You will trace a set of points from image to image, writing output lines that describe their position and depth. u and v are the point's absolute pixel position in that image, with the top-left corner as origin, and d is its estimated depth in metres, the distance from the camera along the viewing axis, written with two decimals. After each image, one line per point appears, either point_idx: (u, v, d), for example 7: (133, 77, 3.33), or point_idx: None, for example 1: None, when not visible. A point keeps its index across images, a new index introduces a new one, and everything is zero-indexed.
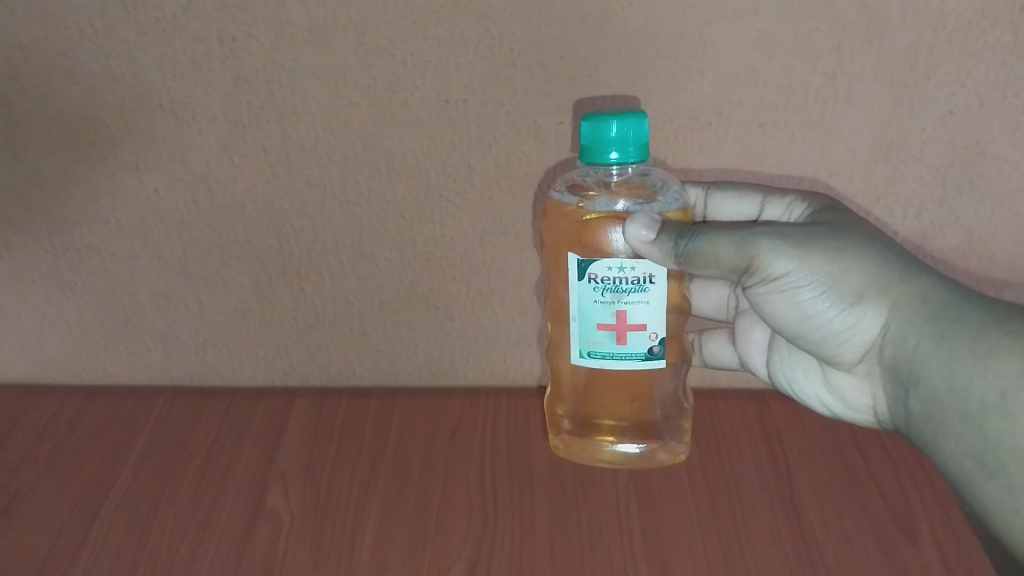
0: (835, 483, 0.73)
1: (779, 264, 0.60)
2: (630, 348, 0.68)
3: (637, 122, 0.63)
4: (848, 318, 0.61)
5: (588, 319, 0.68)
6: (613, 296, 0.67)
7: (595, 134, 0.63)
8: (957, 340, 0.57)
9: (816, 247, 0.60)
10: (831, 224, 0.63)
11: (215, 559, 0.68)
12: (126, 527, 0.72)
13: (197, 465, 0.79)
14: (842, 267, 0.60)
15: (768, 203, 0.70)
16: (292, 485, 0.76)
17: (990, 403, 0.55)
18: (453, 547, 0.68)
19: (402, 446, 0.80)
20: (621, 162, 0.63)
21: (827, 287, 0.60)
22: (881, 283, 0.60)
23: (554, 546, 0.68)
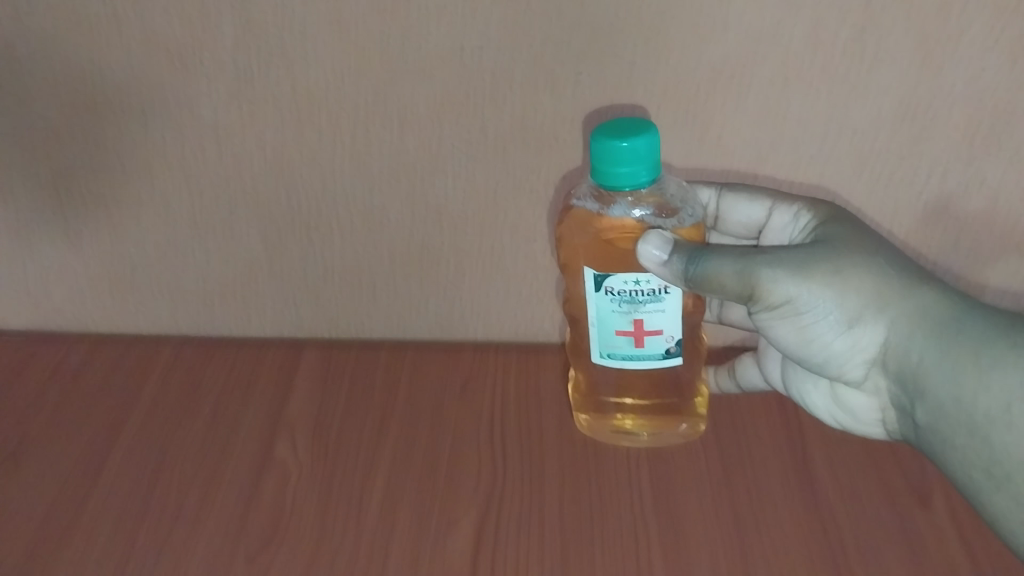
0: (848, 442, 0.73)
1: (782, 292, 0.58)
2: (648, 349, 0.67)
3: (647, 138, 0.61)
4: (847, 342, 0.59)
5: (607, 328, 0.67)
6: (629, 304, 0.65)
7: (605, 152, 0.61)
8: (963, 358, 0.56)
9: (812, 271, 0.58)
10: (829, 240, 0.61)
11: (223, 510, 0.68)
12: (133, 479, 0.72)
13: (205, 416, 0.78)
14: (840, 292, 0.58)
15: (774, 211, 0.69)
16: (301, 437, 0.75)
17: (997, 417, 0.55)
18: (463, 500, 0.68)
19: (411, 398, 0.79)
20: (632, 181, 0.62)
21: (828, 313, 0.58)
22: (878, 305, 0.58)
23: (563, 505, 0.68)
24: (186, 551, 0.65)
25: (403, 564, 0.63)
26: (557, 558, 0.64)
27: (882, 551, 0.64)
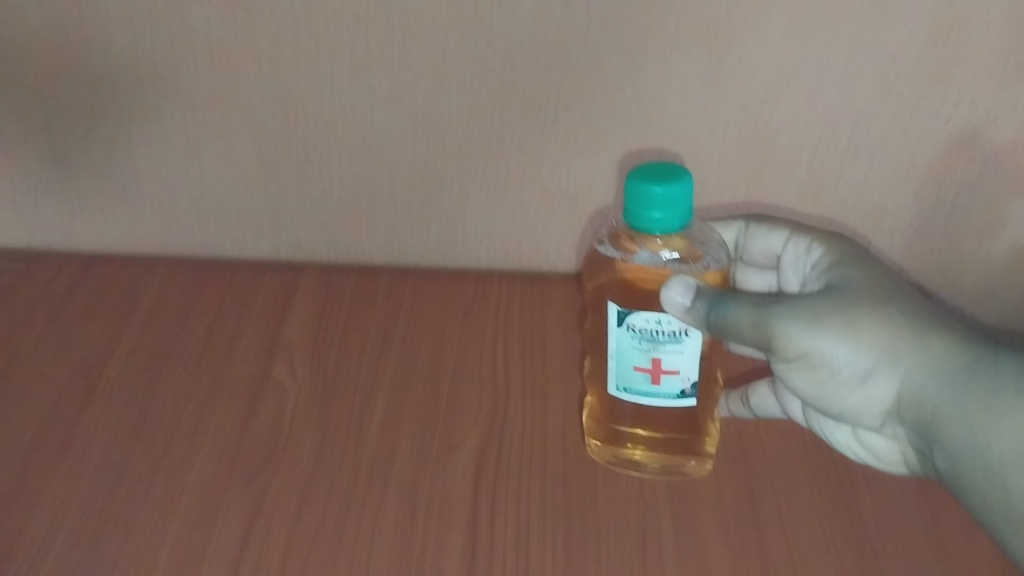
0: None
1: (800, 341, 0.54)
2: (661, 388, 0.61)
3: (679, 186, 0.58)
4: (862, 396, 0.55)
5: (621, 364, 0.61)
6: (648, 342, 0.60)
7: (635, 199, 0.58)
8: (971, 399, 0.51)
9: (825, 320, 0.54)
10: (844, 290, 0.57)
11: (219, 430, 0.67)
12: (127, 399, 0.70)
13: (200, 338, 0.77)
14: (854, 343, 0.54)
15: (790, 242, 0.68)
16: (299, 359, 0.73)
17: (1006, 458, 0.49)
18: (464, 425, 0.67)
19: (412, 324, 0.77)
20: (663, 227, 0.58)
21: (842, 364, 0.54)
22: (893, 356, 0.54)
23: (566, 434, 0.67)
24: (182, 470, 0.64)
25: (404, 488, 0.62)
26: (560, 486, 0.63)
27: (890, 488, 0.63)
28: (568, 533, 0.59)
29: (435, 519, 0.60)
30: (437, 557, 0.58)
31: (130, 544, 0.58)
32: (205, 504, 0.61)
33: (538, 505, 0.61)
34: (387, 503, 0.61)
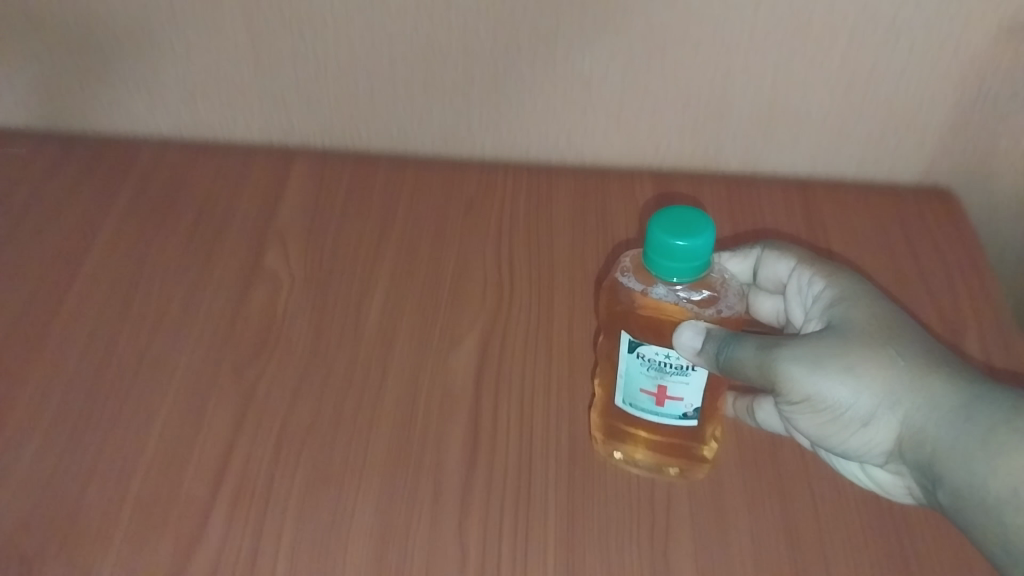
0: (880, 276, 0.68)
1: (806, 375, 0.47)
2: (671, 414, 0.53)
3: (705, 237, 0.48)
4: (862, 438, 0.48)
5: (627, 387, 0.53)
6: (656, 368, 0.52)
7: (654, 252, 0.49)
8: (967, 432, 0.45)
9: (826, 357, 0.47)
10: (843, 320, 0.50)
11: (209, 318, 0.63)
12: (111, 286, 0.66)
13: (187, 223, 0.72)
14: (855, 381, 0.47)
15: (796, 273, 0.57)
16: (292, 248, 0.69)
17: (1004, 499, 0.43)
18: (465, 319, 0.64)
19: (412, 214, 0.73)
20: (678, 277, 0.49)
21: (843, 405, 0.47)
22: (897, 395, 0.47)
23: (573, 327, 0.64)
24: (171, 357, 0.61)
25: (403, 380, 0.60)
26: (566, 383, 0.60)
27: None
28: (573, 432, 0.57)
29: (436, 413, 0.58)
30: (438, 451, 0.55)
31: (117, 431, 0.56)
32: (195, 392, 0.58)
33: (542, 403, 0.59)
34: (385, 395, 0.59)
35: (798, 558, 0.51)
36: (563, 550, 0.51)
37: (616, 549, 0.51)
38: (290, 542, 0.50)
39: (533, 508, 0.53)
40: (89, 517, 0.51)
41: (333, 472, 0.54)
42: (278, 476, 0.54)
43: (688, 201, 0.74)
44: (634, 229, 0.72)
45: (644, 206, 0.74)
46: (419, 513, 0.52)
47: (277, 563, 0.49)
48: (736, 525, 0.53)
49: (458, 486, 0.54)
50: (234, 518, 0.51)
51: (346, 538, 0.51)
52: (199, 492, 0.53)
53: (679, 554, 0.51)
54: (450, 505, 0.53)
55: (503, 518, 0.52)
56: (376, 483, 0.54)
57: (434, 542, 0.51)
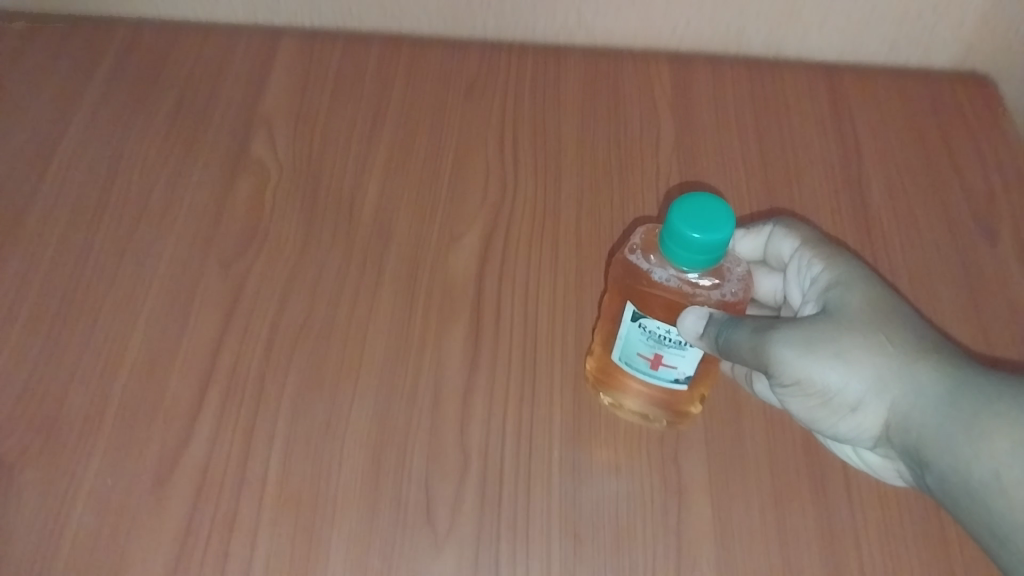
0: (912, 171, 0.64)
1: (789, 362, 0.41)
2: (670, 382, 0.48)
3: (727, 230, 0.42)
4: (850, 424, 0.43)
5: (623, 349, 0.48)
6: (656, 338, 0.46)
7: (669, 237, 0.43)
8: (952, 417, 0.39)
9: (814, 340, 0.42)
10: (835, 298, 0.44)
11: (191, 211, 0.59)
12: (86, 173, 0.61)
13: (168, 106, 0.66)
14: (844, 364, 0.41)
15: (797, 253, 0.50)
16: (279, 136, 0.64)
17: (987, 486, 0.37)
18: (466, 215, 0.59)
19: (408, 101, 0.67)
20: (686, 267, 0.43)
21: (832, 389, 0.41)
22: (888, 380, 0.41)
23: (580, 222, 0.59)
24: (152, 252, 0.57)
25: (400, 282, 0.56)
26: (572, 281, 0.56)
27: (935, 287, 0.57)
28: (580, 333, 0.54)
29: (435, 313, 0.54)
30: (437, 352, 0.53)
31: (99, 331, 0.53)
32: (179, 290, 0.55)
33: (546, 304, 0.55)
34: (381, 294, 0.55)
35: (813, 463, 0.49)
36: (567, 458, 0.49)
37: (623, 458, 0.49)
38: (283, 445, 0.48)
39: (537, 416, 0.51)
40: (72, 420, 0.49)
41: (327, 372, 0.51)
42: (269, 377, 0.51)
43: (708, 86, 0.68)
44: (649, 116, 0.66)
45: (659, 90, 0.68)
46: (418, 415, 0.50)
47: (270, 467, 0.48)
48: (750, 431, 0.51)
49: (459, 388, 0.51)
50: (223, 421, 0.49)
51: (342, 441, 0.49)
52: (186, 395, 0.50)
53: (689, 461, 0.49)
54: (450, 408, 0.50)
55: (506, 423, 0.50)
56: (372, 385, 0.51)
57: (433, 445, 0.49)
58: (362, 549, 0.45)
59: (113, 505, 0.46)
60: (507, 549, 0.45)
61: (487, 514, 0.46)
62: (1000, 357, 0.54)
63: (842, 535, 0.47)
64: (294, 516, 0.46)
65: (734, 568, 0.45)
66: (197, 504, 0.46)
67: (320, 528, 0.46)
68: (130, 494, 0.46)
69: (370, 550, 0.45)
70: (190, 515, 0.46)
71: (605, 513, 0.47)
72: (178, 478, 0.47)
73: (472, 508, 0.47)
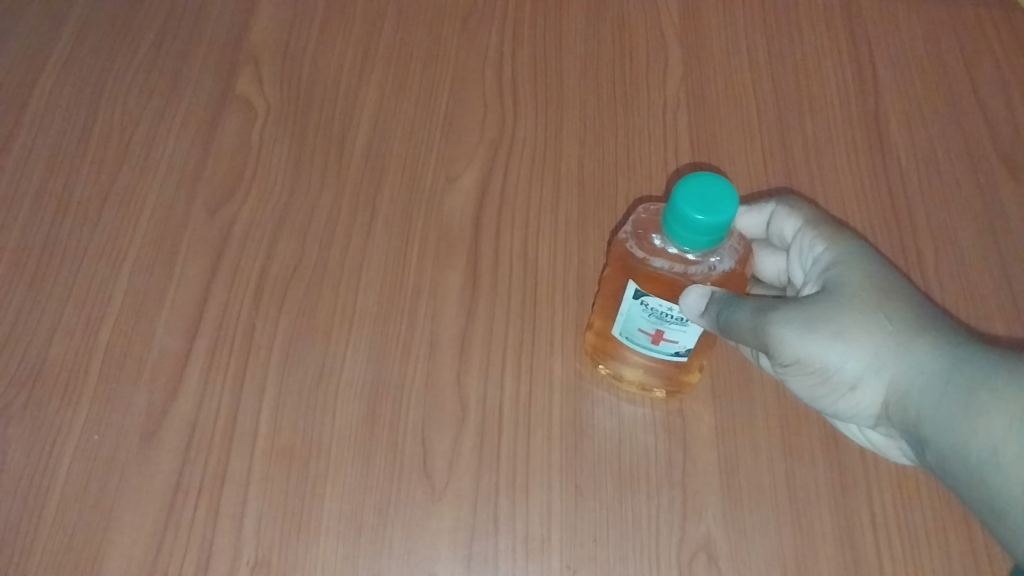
0: (932, 103, 0.60)
1: (788, 340, 0.39)
2: (673, 356, 0.45)
3: (732, 211, 0.38)
4: (849, 403, 0.40)
5: (622, 325, 0.45)
6: (659, 315, 0.43)
7: (670, 218, 0.39)
8: (949, 393, 0.36)
9: (814, 317, 0.39)
10: (833, 275, 0.41)
11: (175, 152, 0.57)
12: (66, 112, 0.58)
13: (150, 39, 0.62)
14: (841, 342, 0.39)
15: (801, 234, 0.46)
16: (266, 70, 0.61)
17: (984, 464, 0.34)
18: (462, 154, 0.57)
19: (401, 32, 0.63)
20: (687, 248, 0.39)
21: (830, 368, 0.39)
22: (887, 357, 0.38)
23: (582, 161, 0.57)
24: (135, 195, 0.54)
25: (393, 226, 0.53)
26: (574, 223, 0.54)
27: (953, 226, 0.55)
28: (582, 277, 0.52)
29: (430, 258, 0.52)
30: (434, 298, 0.50)
31: (81, 280, 0.51)
32: (164, 235, 0.53)
33: (547, 247, 0.53)
34: (375, 238, 0.53)
35: None
36: (568, 409, 0.47)
37: (627, 408, 0.48)
38: (275, 397, 0.47)
39: (537, 365, 0.49)
40: (57, 372, 0.47)
41: (319, 320, 0.49)
42: (258, 326, 0.49)
43: (720, 13, 0.64)
44: (656, 45, 0.62)
45: (667, 17, 0.64)
46: (414, 365, 0.48)
47: (261, 420, 0.46)
48: (759, 378, 0.49)
49: (456, 337, 0.49)
50: (212, 372, 0.47)
51: (336, 391, 0.47)
52: (174, 345, 0.48)
53: (695, 411, 0.47)
54: (447, 356, 0.48)
55: (505, 372, 0.48)
56: (366, 333, 0.49)
57: (430, 395, 0.47)
58: (357, 503, 0.44)
59: (100, 460, 0.45)
60: (506, 502, 0.44)
61: (486, 466, 0.45)
62: (1018, 300, 0.51)
63: (853, 486, 0.45)
64: (287, 470, 0.45)
65: (740, 520, 0.44)
66: (187, 458, 0.45)
67: (313, 483, 0.44)
68: (118, 446, 0.45)
69: (365, 504, 0.44)
70: (180, 470, 0.44)
71: (608, 464, 0.46)
72: (166, 430, 0.46)
73: (470, 460, 0.45)
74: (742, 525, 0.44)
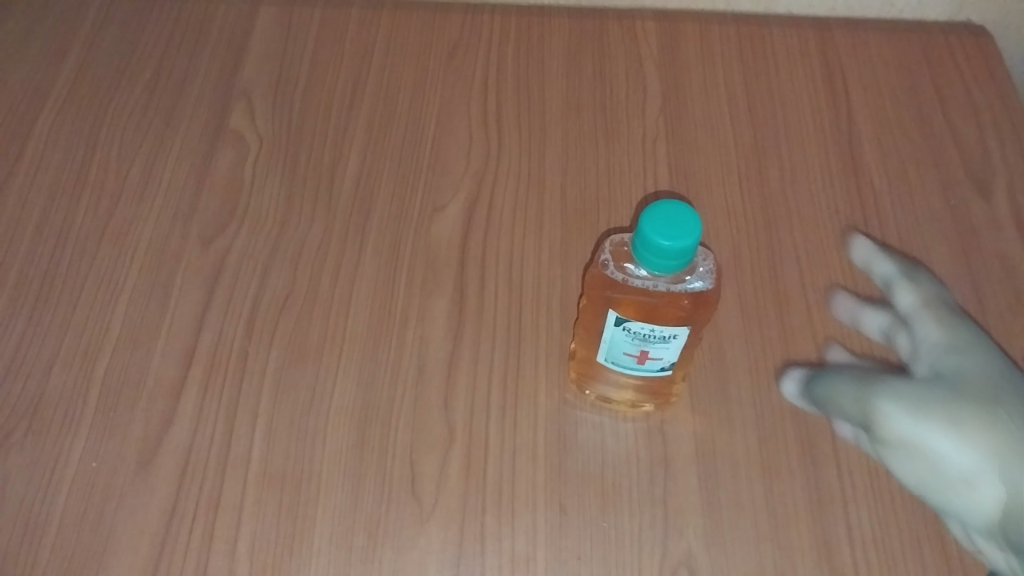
0: (903, 126, 0.62)
1: (903, 425, 0.42)
2: (658, 373, 0.46)
3: (697, 234, 0.40)
4: (961, 502, 0.41)
5: (607, 351, 0.45)
6: (641, 337, 0.43)
7: (639, 245, 0.40)
8: None
9: (931, 406, 0.42)
10: (953, 371, 0.44)
11: (171, 185, 0.58)
12: (65, 149, 0.60)
13: (146, 76, 0.64)
14: (957, 433, 0.41)
15: (917, 314, 0.50)
16: (258, 105, 0.63)
17: None
18: (450, 183, 0.59)
19: (390, 66, 0.65)
20: (660, 272, 0.41)
21: (941, 457, 0.41)
22: (1005, 458, 0.40)
23: (565, 189, 0.58)
24: (132, 228, 0.56)
25: (383, 254, 0.55)
26: (558, 249, 0.55)
27: (926, 245, 0.56)
28: (565, 301, 0.53)
29: (418, 285, 0.54)
30: (421, 324, 0.52)
31: (79, 312, 0.52)
32: (160, 267, 0.54)
33: (531, 273, 0.54)
34: (364, 266, 0.54)
35: (801, 427, 0.49)
36: (553, 430, 0.49)
37: (610, 429, 0.49)
38: (267, 423, 0.48)
39: (522, 387, 0.50)
40: (56, 401, 0.49)
41: (310, 347, 0.51)
42: (251, 354, 0.51)
43: (697, 43, 0.66)
44: (636, 75, 0.64)
45: (646, 49, 0.66)
46: (402, 390, 0.49)
47: (253, 445, 0.47)
48: (738, 398, 0.50)
49: (443, 361, 0.51)
50: (206, 399, 0.49)
51: (326, 416, 0.48)
52: (169, 373, 0.50)
53: (676, 430, 0.49)
54: (435, 382, 0.50)
55: (491, 395, 0.50)
56: (355, 359, 0.51)
57: (419, 419, 0.49)
58: (348, 525, 0.45)
59: (98, 487, 0.46)
60: (493, 523, 0.45)
61: (473, 487, 0.46)
62: (988, 315, 0.53)
63: (830, 501, 0.47)
64: (280, 493, 0.46)
65: (721, 536, 0.45)
66: (183, 484, 0.46)
67: (306, 506, 0.46)
68: (116, 474, 0.46)
69: (356, 526, 0.45)
70: (176, 495, 0.46)
71: (592, 484, 0.47)
72: (162, 458, 0.47)
73: (457, 480, 0.47)
74: (722, 541, 0.45)
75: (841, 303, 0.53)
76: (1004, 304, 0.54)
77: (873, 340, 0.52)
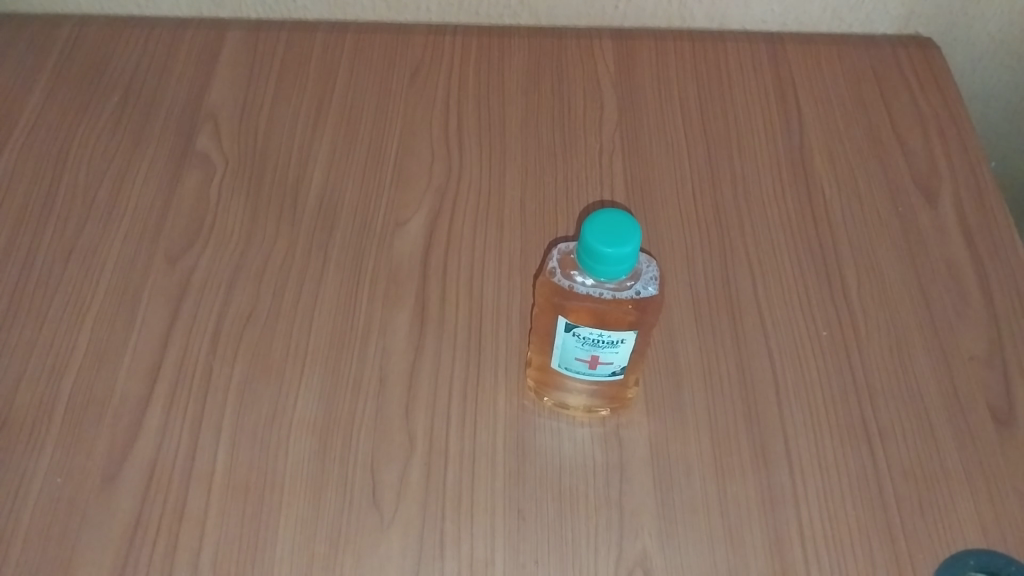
0: (852, 135, 0.64)
1: None
2: (610, 377, 0.47)
3: (636, 240, 0.41)
4: None
5: (560, 357, 0.47)
6: (591, 342, 0.45)
7: (583, 255, 0.42)
8: None
9: None
10: None
11: (139, 206, 0.59)
12: (32, 173, 0.61)
13: (114, 100, 0.66)
14: None
15: None
16: (225, 127, 0.64)
17: None
18: (412, 199, 0.60)
19: (354, 85, 0.67)
20: (606, 278, 0.42)
21: None
22: None
23: (524, 203, 0.60)
24: (99, 249, 0.57)
25: (347, 269, 0.56)
26: (517, 262, 0.57)
27: (875, 251, 0.58)
28: (523, 312, 0.55)
29: (380, 300, 0.55)
30: (383, 336, 0.53)
31: (45, 332, 0.53)
32: (126, 286, 0.55)
33: (490, 285, 0.56)
34: (327, 281, 0.56)
35: (753, 428, 0.50)
36: (512, 437, 0.50)
37: (566, 434, 0.50)
38: (230, 437, 0.49)
39: (482, 397, 0.51)
40: (22, 420, 0.49)
41: (273, 362, 0.52)
42: (215, 369, 0.52)
43: (652, 59, 0.68)
44: (593, 92, 0.66)
45: (603, 65, 0.68)
46: (363, 401, 0.50)
47: (217, 459, 0.48)
48: (692, 402, 0.51)
49: (405, 372, 0.52)
50: (171, 414, 0.50)
51: (289, 429, 0.49)
52: (134, 390, 0.51)
53: (631, 434, 0.50)
54: (395, 393, 0.51)
55: (450, 404, 0.51)
56: (317, 372, 0.52)
57: (379, 429, 0.49)
58: (309, 535, 0.46)
59: (63, 503, 0.47)
60: (453, 528, 0.46)
61: (432, 495, 0.47)
62: (935, 317, 0.55)
63: (783, 501, 0.48)
64: (242, 505, 0.47)
65: (675, 537, 0.46)
66: (146, 498, 0.47)
67: (267, 516, 0.46)
68: (81, 490, 0.47)
69: (317, 535, 0.46)
70: (139, 509, 0.46)
71: (549, 488, 0.48)
72: (126, 474, 0.48)
73: (417, 488, 0.48)
74: (676, 540, 0.46)
75: (851, 413, 0.51)
76: (950, 307, 0.55)
77: (824, 344, 0.54)
